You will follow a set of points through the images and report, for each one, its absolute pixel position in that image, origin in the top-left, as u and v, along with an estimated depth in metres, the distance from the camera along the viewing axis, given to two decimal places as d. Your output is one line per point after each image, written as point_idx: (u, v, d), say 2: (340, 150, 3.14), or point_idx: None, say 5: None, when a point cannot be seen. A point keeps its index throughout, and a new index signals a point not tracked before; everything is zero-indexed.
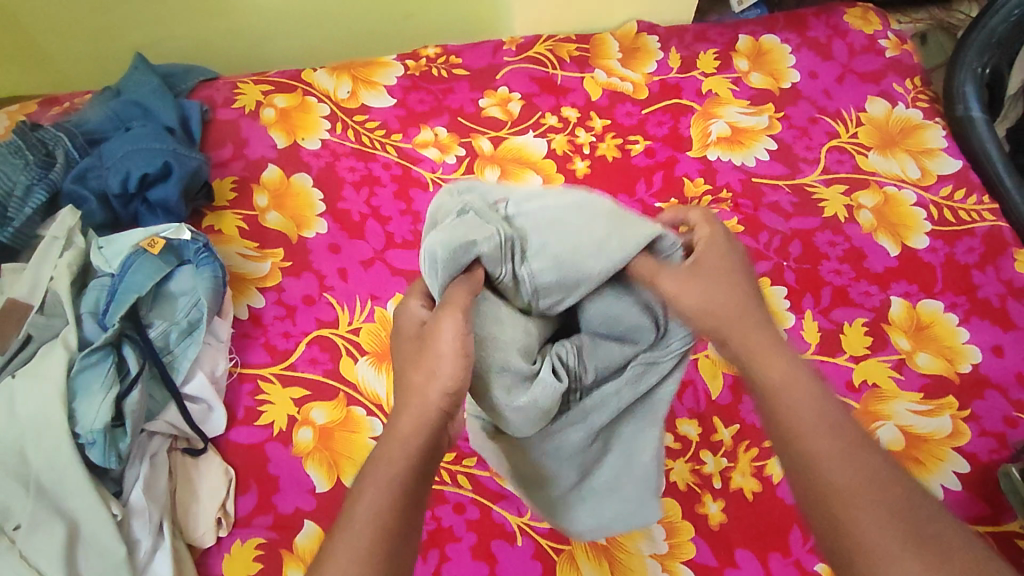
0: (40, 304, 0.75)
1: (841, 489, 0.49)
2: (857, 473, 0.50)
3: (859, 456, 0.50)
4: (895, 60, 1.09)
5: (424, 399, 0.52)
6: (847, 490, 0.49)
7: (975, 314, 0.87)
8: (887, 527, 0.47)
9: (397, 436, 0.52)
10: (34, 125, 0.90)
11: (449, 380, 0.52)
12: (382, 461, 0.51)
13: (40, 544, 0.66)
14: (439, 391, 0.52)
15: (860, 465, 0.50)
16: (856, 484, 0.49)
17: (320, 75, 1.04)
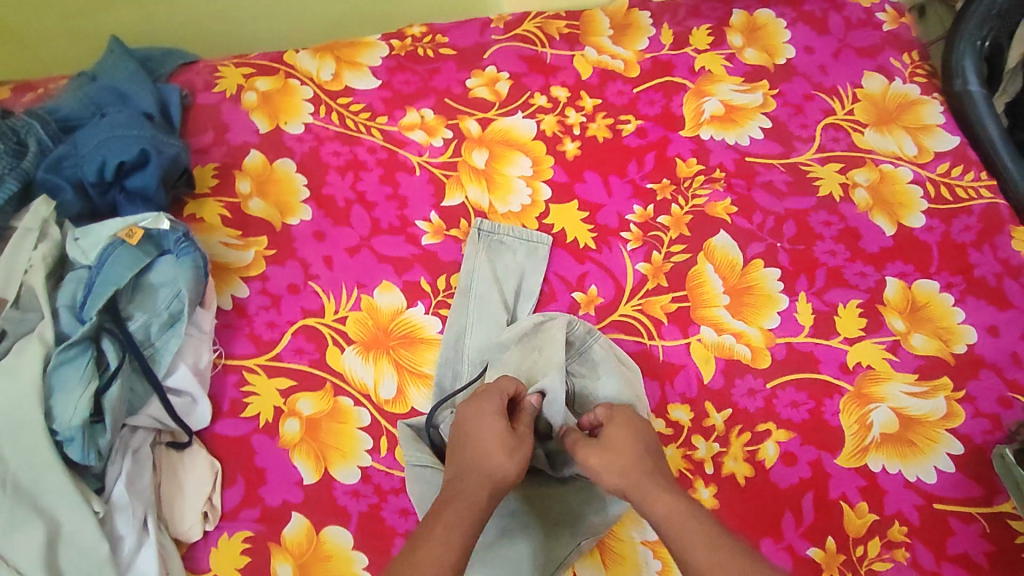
0: (15, 298, 0.74)
1: (682, 521, 0.57)
2: (689, 509, 0.58)
3: (664, 493, 0.60)
4: (892, 34, 1.06)
5: (499, 477, 0.61)
6: (680, 522, 0.57)
7: (971, 294, 0.85)
8: (722, 559, 0.54)
9: (463, 489, 0.60)
10: (5, 113, 0.87)
11: (518, 471, 0.62)
12: (459, 497, 0.59)
13: (18, 545, 0.64)
14: (502, 478, 0.61)
15: (674, 503, 0.59)
16: (694, 520, 0.57)
17: (302, 57, 1.01)
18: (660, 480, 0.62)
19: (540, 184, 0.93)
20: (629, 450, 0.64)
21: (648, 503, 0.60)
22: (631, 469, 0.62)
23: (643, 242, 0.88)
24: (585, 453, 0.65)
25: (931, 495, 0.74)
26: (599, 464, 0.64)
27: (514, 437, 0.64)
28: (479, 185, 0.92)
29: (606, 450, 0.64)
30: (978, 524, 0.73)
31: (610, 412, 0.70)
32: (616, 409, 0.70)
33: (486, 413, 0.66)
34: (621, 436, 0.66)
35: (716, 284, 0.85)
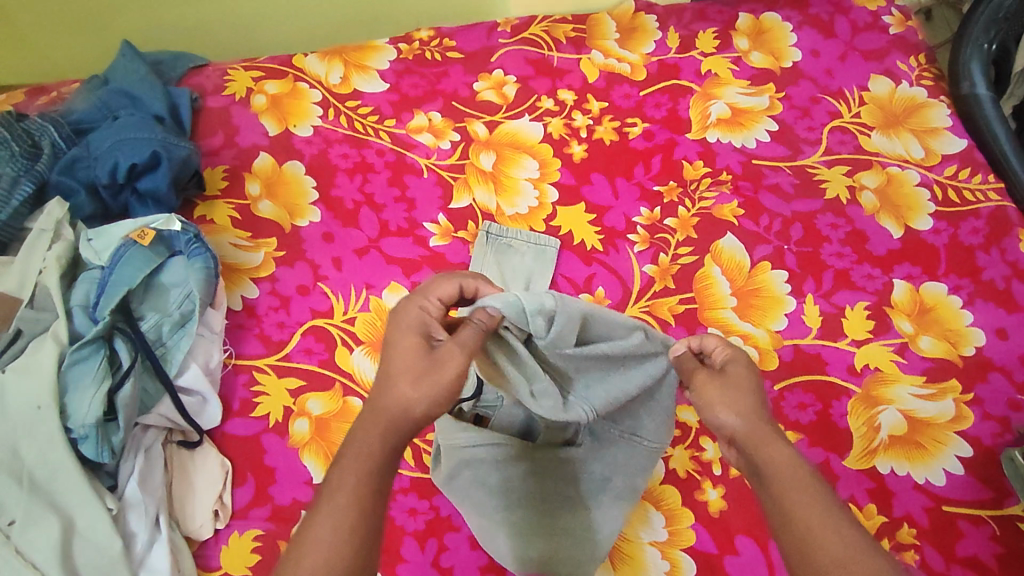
0: (29, 298, 0.75)
1: (798, 479, 0.54)
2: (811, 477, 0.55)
3: (787, 452, 0.56)
4: (899, 37, 1.07)
5: (408, 414, 0.55)
6: (802, 484, 0.54)
7: (979, 296, 0.85)
8: (833, 529, 0.51)
9: (365, 426, 0.56)
10: (20, 115, 0.88)
11: (428, 402, 0.55)
12: (363, 438, 0.55)
13: (34, 539, 0.65)
14: (410, 409, 0.55)
15: (799, 464, 0.55)
16: (811, 482, 0.54)
17: (311, 60, 1.02)
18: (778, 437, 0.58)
19: (547, 186, 0.93)
20: (756, 399, 0.59)
21: (764, 453, 0.56)
22: (758, 421, 0.58)
23: (650, 244, 0.89)
24: (700, 382, 0.61)
25: (940, 497, 0.74)
26: (719, 402, 0.59)
27: (430, 365, 0.56)
28: (487, 187, 0.93)
29: (726, 392, 0.59)
30: (988, 526, 0.73)
31: (731, 350, 0.63)
32: (734, 346, 0.63)
33: (404, 346, 0.57)
34: (745, 381, 0.60)
35: (723, 286, 0.86)
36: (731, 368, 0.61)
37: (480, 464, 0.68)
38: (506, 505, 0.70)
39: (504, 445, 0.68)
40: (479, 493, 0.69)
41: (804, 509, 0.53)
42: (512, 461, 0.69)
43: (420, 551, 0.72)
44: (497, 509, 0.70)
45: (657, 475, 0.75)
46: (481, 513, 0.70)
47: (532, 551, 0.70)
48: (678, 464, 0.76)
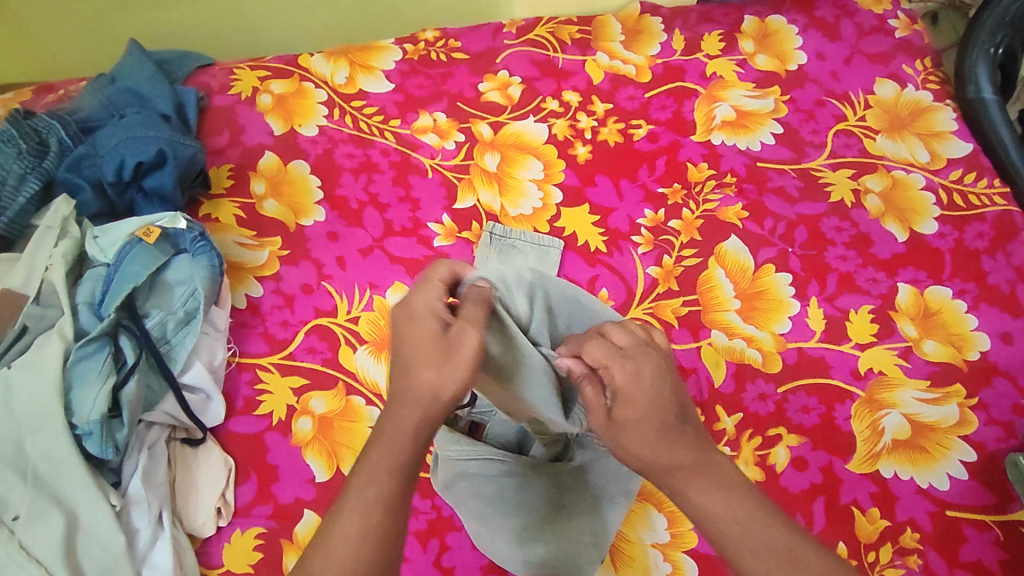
0: (35, 295, 0.75)
1: (722, 512, 0.54)
2: (737, 502, 0.54)
3: (705, 484, 0.55)
4: (905, 41, 1.06)
5: (436, 398, 0.56)
6: (729, 518, 0.54)
7: (984, 300, 0.85)
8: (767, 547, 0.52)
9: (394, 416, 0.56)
10: (27, 113, 0.88)
11: (455, 385, 0.56)
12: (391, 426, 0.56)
13: (39, 535, 0.65)
14: (437, 394, 0.56)
15: (715, 493, 0.55)
16: (737, 507, 0.54)
17: (317, 60, 1.02)
18: (695, 461, 0.56)
19: (551, 187, 0.93)
20: (649, 434, 0.56)
21: (684, 496, 0.56)
22: (667, 457, 0.56)
23: (654, 246, 0.89)
24: (596, 426, 0.60)
25: (944, 502, 0.74)
26: (622, 450, 0.58)
27: (447, 349, 0.56)
28: (491, 188, 0.93)
29: (620, 440, 0.58)
30: (992, 532, 0.73)
31: (621, 367, 0.58)
32: (620, 359, 0.59)
33: (421, 335, 0.58)
34: (637, 415, 0.57)
35: (726, 288, 0.86)
36: (618, 406, 0.58)
37: (479, 475, 0.71)
38: (503, 513, 0.70)
39: (500, 458, 0.71)
40: (478, 502, 0.71)
41: (733, 542, 0.53)
42: (510, 474, 0.71)
43: (422, 550, 0.72)
44: (496, 517, 0.70)
45: None
46: (483, 520, 0.70)
47: (533, 555, 0.69)
48: None
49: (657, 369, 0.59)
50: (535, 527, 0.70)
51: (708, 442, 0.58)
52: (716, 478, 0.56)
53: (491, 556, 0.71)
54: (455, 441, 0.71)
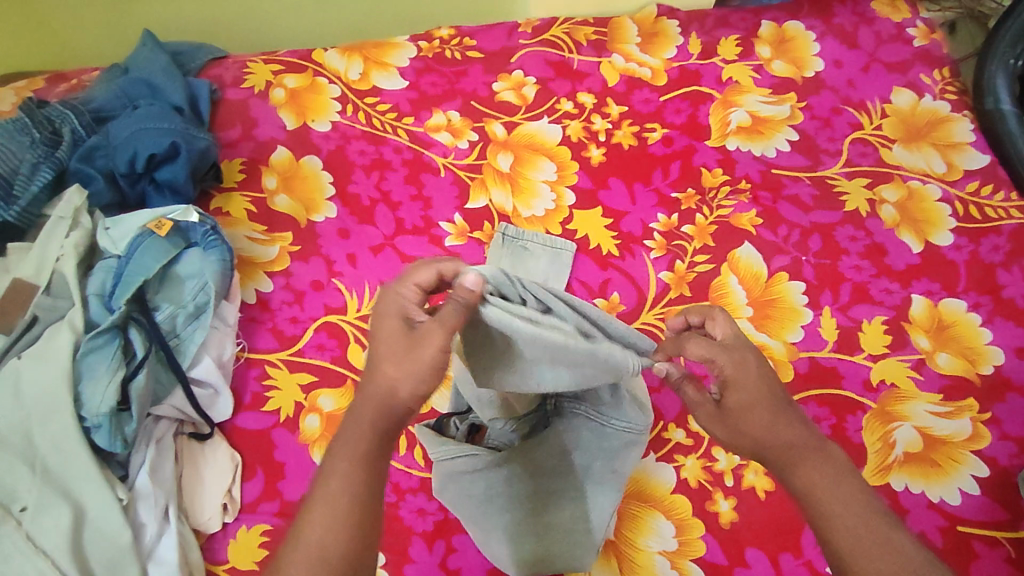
0: (46, 285, 0.75)
1: (829, 495, 0.56)
2: (841, 484, 0.56)
3: (811, 465, 0.57)
4: (923, 50, 1.06)
5: (393, 399, 0.53)
6: (832, 497, 0.56)
7: (999, 315, 0.84)
8: (860, 524, 0.55)
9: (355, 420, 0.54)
10: (40, 102, 0.88)
11: (412, 385, 0.52)
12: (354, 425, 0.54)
13: (45, 527, 0.65)
14: (395, 390, 0.53)
15: (821, 476, 0.57)
16: (837, 488, 0.56)
17: (331, 55, 1.02)
18: (808, 442, 0.58)
19: (564, 189, 0.93)
20: (764, 420, 0.58)
21: (789, 475, 0.58)
22: (780, 436, 0.58)
23: (667, 251, 0.88)
24: (707, 422, 0.62)
25: (955, 517, 0.73)
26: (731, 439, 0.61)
27: (411, 347, 0.52)
28: (504, 188, 0.92)
29: (734, 426, 0.60)
30: (1002, 549, 0.72)
31: (719, 362, 0.60)
32: (719, 353, 0.60)
33: (388, 322, 0.54)
34: (754, 410, 0.59)
35: (739, 296, 0.85)
36: (728, 401, 0.60)
37: (466, 474, 0.67)
38: (492, 514, 0.68)
39: (481, 453, 0.66)
40: (468, 503, 0.68)
41: (829, 519, 0.55)
42: (496, 467, 0.67)
43: (428, 552, 0.72)
44: (484, 517, 0.68)
45: (668, 484, 0.75)
46: (476, 522, 0.69)
47: (527, 552, 0.69)
48: (689, 474, 0.75)
49: (759, 360, 0.60)
50: (527, 526, 0.69)
51: (820, 430, 0.60)
52: (825, 460, 0.58)
53: (491, 559, 0.71)
54: (444, 442, 0.67)
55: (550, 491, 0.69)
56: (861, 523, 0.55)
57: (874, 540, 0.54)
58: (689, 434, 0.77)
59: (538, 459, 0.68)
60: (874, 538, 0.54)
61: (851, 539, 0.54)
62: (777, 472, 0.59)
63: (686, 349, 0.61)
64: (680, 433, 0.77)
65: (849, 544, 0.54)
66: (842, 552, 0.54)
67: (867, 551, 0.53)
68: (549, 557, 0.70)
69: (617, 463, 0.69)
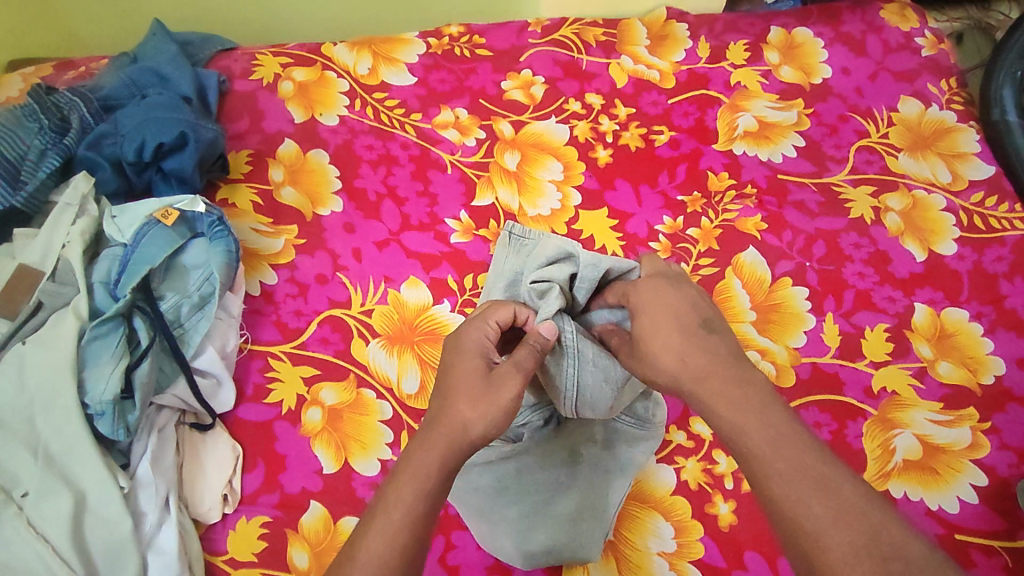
0: (52, 271, 0.75)
1: (750, 433, 0.53)
2: (761, 420, 0.54)
3: (737, 401, 0.55)
4: (931, 60, 1.06)
5: (465, 435, 0.55)
6: (758, 437, 0.53)
7: (1001, 325, 0.85)
8: (781, 462, 0.52)
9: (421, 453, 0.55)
10: (49, 88, 0.88)
11: (484, 424, 0.55)
12: (414, 461, 0.55)
13: (46, 513, 0.64)
14: (469, 428, 0.55)
15: (743, 411, 0.54)
16: (758, 423, 0.54)
17: (340, 50, 1.02)
18: (724, 376, 0.57)
19: (570, 189, 0.93)
20: (674, 344, 0.59)
21: (714, 416, 0.56)
22: (689, 367, 0.57)
23: (672, 254, 0.88)
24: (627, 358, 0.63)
25: (953, 525, 0.73)
26: (643, 369, 0.61)
27: (488, 387, 0.57)
28: (510, 187, 0.93)
29: (640, 352, 0.61)
30: (999, 558, 0.72)
31: (635, 289, 0.65)
32: (635, 285, 0.65)
33: (465, 366, 0.59)
34: (661, 326, 0.60)
35: (743, 300, 0.85)
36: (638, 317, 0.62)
37: (479, 466, 0.70)
38: (502, 507, 0.70)
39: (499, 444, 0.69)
40: (479, 497, 0.70)
41: (751, 459, 0.53)
42: (506, 460, 0.70)
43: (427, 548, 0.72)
44: (494, 509, 0.70)
45: (668, 486, 0.75)
46: (482, 516, 0.70)
47: (534, 544, 0.69)
48: (689, 476, 0.75)
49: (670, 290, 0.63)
50: (537, 520, 0.70)
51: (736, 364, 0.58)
52: (743, 392, 0.56)
53: (494, 554, 0.70)
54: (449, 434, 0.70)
55: (560, 484, 0.71)
56: (783, 462, 0.51)
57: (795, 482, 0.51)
58: (690, 437, 0.77)
59: (547, 451, 0.72)
60: (795, 480, 0.51)
61: (777, 478, 0.51)
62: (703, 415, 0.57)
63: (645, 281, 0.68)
64: (681, 435, 0.78)
65: (776, 487, 0.51)
66: (771, 494, 0.51)
67: (791, 492, 0.50)
68: (559, 548, 0.69)
69: (625, 456, 0.73)
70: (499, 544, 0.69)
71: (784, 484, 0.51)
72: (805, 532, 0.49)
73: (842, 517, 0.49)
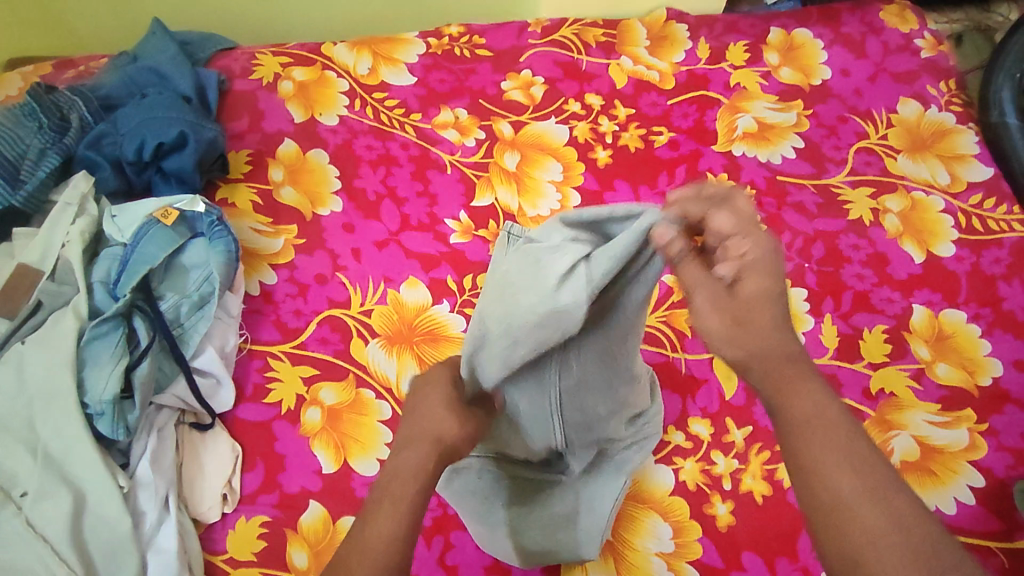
0: (51, 271, 0.75)
1: (825, 426, 0.49)
2: (839, 419, 0.49)
3: (811, 390, 0.50)
4: (930, 61, 1.06)
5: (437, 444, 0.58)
6: (829, 429, 0.48)
7: (998, 326, 0.85)
8: (850, 461, 0.47)
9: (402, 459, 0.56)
10: (49, 88, 0.88)
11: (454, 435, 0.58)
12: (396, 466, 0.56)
13: (46, 513, 0.65)
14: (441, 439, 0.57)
15: (822, 404, 0.50)
16: (836, 421, 0.49)
17: (340, 50, 1.02)
18: (804, 365, 0.51)
19: (569, 190, 0.93)
20: (772, 325, 0.51)
21: (786, 400, 0.50)
22: (772, 343, 0.50)
23: None
24: (705, 306, 0.52)
25: (950, 526, 0.74)
26: (728, 331, 0.51)
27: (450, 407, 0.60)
28: (510, 187, 0.93)
29: (739, 317, 0.51)
30: (997, 559, 0.72)
31: (745, 240, 0.51)
32: (744, 233, 0.51)
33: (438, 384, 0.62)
34: (762, 305, 0.51)
35: None
36: (740, 285, 0.51)
37: (472, 469, 0.69)
38: (494, 508, 0.69)
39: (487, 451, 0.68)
40: (473, 497, 0.69)
41: (815, 452, 0.48)
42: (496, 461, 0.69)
43: (426, 548, 0.72)
44: (488, 508, 0.69)
45: (667, 486, 0.75)
46: (480, 518, 0.70)
47: (532, 543, 0.69)
48: (688, 476, 0.76)
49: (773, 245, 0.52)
50: (531, 519, 0.70)
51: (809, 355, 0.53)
52: (824, 388, 0.51)
53: (492, 554, 0.71)
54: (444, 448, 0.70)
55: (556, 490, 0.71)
56: (855, 464, 0.47)
57: (863, 483, 0.46)
58: (689, 438, 0.78)
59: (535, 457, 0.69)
60: (862, 480, 0.47)
61: (845, 476, 0.47)
62: (767, 398, 0.51)
63: (709, 221, 0.53)
64: (679, 436, 0.78)
65: (845, 482, 0.47)
66: (838, 489, 0.47)
67: (852, 490, 0.46)
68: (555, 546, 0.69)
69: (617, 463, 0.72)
70: (494, 543, 0.70)
71: (851, 480, 0.47)
72: (862, 532, 0.45)
73: (904, 529, 0.45)
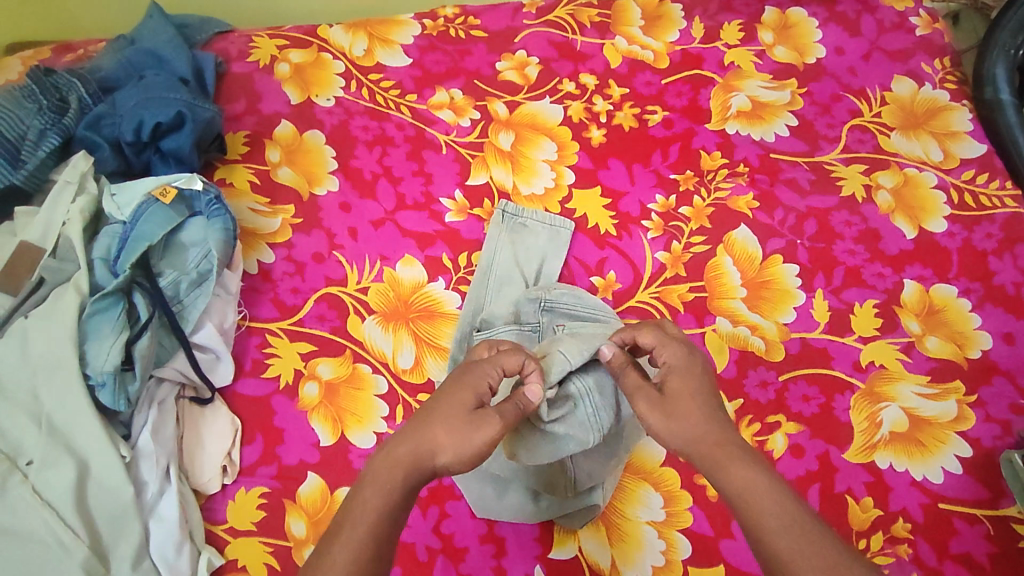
0: (53, 249, 0.77)
1: (756, 496, 0.54)
2: (772, 487, 0.55)
3: (743, 465, 0.56)
4: (925, 39, 1.06)
5: (432, 460, 0.57)
6: (759, 496, 0.54)
7: (989, 301, 0.85)
8: (783, 520, 0.53)
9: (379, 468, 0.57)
10: (48, 70, 0.89)
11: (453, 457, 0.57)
12: (375, 474, 0.57)
13: (50, 481, 0.66)
14: (436, 454, 0.57)
15: (752, 476, 0.56)
16: (767, 490, 0.55)
17: (336, 32, 1.03)
18: (738, 444, 0.58)
19: (564, 168, 0.94)
20: (700, 415, 0.60)
21: (723, 475, 0.57)
22: (698, 430, 0.59)
23: (663, 232, 0.89)
24: (645, 412, 0.62)
25: (937, 495, 0.75)
26: (674, 431, 0.60)
27: (470, 422, 0.59)
28: (504, 166, 0.93)
29: (671, 411, 0.61)
30: (982, 526, 0.74)
31: (664, 351, 0.65)
32: (660, 344, 0.66)
33: (464, 384, 0.62)
34: (688, 400, 0.61)
35: (733, 277, 0.86)
36: (668, 386, 0.62)
37: None
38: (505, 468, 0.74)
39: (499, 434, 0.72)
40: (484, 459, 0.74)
41: (757, 518, 0.54)
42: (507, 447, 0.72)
43: (422, 517, 0.74)
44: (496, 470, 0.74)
45: (657, 457, 0.76)
46: (491, 478, 0.73)
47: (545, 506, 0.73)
48: None
49: (687, 350, 0.65)
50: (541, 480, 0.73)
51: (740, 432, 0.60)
52: (755, 460, 0.57)
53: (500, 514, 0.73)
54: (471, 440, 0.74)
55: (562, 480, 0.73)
56: (787, 526, 0.53)
57: (801, 542, 0.52)
58: None
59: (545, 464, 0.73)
60: (795, 536, 0.52)
61: (779, 536, 0.52)
62: (709, 473, 0.58)
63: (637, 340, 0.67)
64: None
65: (778, 541, 0.52)
66: (775, 551, 0.52)
67: (791, 547, 0.52)
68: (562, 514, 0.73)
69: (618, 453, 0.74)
70: (500, 507, 0.73)
71: (786, 539, 0.52)
72: None
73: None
